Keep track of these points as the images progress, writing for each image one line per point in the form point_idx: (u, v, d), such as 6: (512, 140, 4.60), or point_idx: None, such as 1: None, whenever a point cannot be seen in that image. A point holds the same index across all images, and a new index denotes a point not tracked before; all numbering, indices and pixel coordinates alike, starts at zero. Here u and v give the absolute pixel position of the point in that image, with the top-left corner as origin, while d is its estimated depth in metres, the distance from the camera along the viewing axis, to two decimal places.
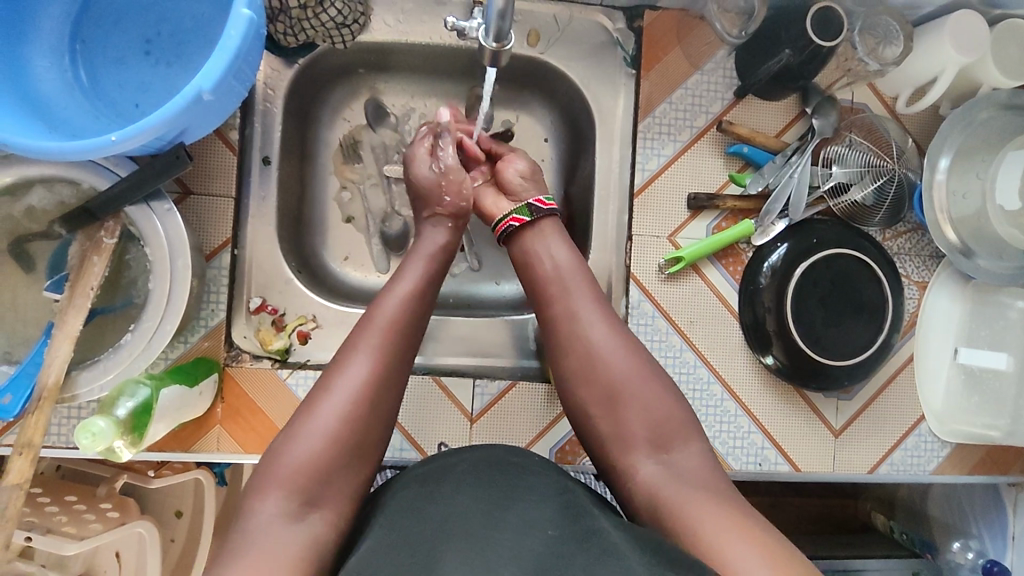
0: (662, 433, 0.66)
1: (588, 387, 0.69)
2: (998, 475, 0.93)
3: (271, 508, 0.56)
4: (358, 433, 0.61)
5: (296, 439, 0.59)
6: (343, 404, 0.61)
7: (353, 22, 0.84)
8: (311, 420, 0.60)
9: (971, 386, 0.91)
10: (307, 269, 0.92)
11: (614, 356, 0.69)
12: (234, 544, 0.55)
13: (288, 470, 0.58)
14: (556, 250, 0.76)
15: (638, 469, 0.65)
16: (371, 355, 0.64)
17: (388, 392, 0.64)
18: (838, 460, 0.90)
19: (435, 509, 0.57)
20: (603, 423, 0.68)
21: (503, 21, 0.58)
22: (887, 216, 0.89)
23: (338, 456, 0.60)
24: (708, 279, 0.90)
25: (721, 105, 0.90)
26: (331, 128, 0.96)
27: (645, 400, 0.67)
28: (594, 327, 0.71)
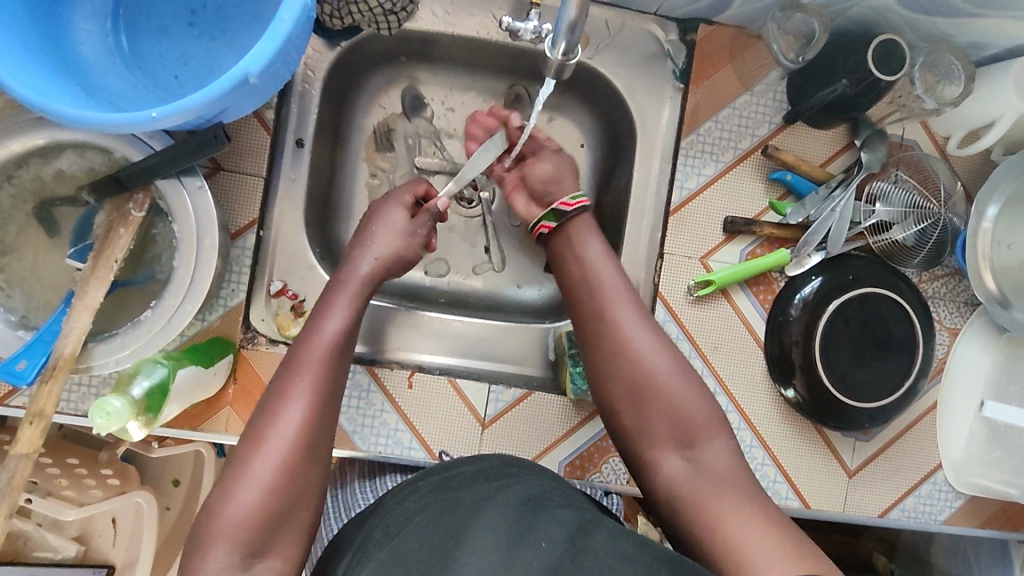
0: (688, 430, 0.64)
1: (618, 384, 0.67)
2: (1010, 531, 0.91)
3: (215, 562, 0.54)
4: (294, 484, 0.59)
5: (234, 489, 0.57)
6: (285, 440, 0.60)
7: (401, 10, 0.80)
8: (244, 477, 0.58)
9: (994, 440, 0.89)
10: (330, 255, 0.90)
11: (647, 359, 0.67)
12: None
13: (231, 522, 0.56)
14: (590, 249, 0.76)
15: (661, 466, 0.64)
16: (304, 401, 0.62)
17: (320, 426, 0.62)
18: (849, 500, 0.89)
19: (442, 509, 0.58)
20: (626, 420, 0.67)
21: (572, 34, 0.56)
22: (927, 258, 0.87)
23: (288, 504, 0.58)
24: (737, 305, 0.88)
25: (767, 128, 0.88)
26: (367, 113, 0.94)
27: (677, 400, 0.66)
28: (631, 326, 0.69)
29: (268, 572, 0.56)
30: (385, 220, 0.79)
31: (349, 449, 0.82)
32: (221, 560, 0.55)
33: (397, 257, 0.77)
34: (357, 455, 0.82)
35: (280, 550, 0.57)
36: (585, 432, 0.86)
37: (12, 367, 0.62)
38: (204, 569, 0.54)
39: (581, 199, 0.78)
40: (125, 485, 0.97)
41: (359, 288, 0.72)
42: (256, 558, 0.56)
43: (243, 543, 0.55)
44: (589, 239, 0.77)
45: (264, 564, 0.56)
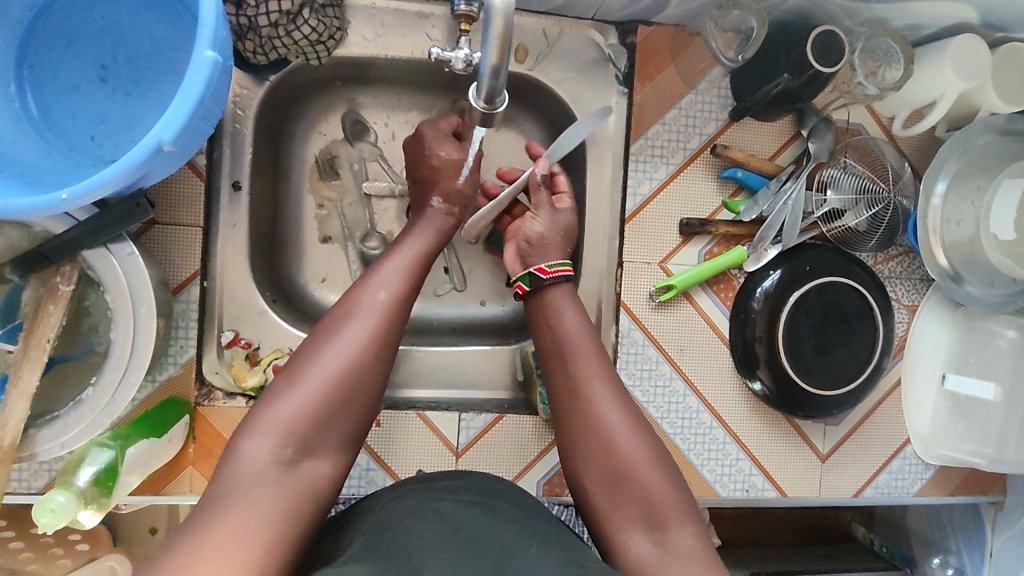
0: (658, 512, 0.61)
1: (590, 463, 0.65)
2: (978, 495, 0.94)
3: (260, 455, 0.54)
4: (356, 385, 0.60)
5: (296, 382, 0.58)
6: (355, 338, 0.61)
7: (329, 39, 0.78)
8: (310, 367, 0.59)
9: (957, 413, 0.89)
10: (282, 295, 0.87)
11: (620, 436, 0.65)
12: (251, 469, 0.54)
13: (285, 416, 0.57)
14: (568, 316, 0.73)
15: (629, 548, 0.60)
16: (374, 310, 0.64)
17: (390, 335, 0.64)
18: (824, 484, 0.90)
19: (407, 527, 0.55)
20: (596, 504, 0.64)
21: (495, 81, 0.55)
22: (880, 240, 0.88)
23: (349, 403, 0.60)
24: (699, 306, 0.88)
25: (715, 126, 0.87)
26: (307, 143, 0.91)
27: (647, 481, 0.62)
28: (606, 403, 0.67)
29: (311, 473, 0.56)
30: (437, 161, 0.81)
31: None
32: (272, 446, 0.55)
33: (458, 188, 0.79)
34: None
35: (326, 454, 0.58)
36: None
37: None
38: (251, 457, 0.54)
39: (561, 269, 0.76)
40: (95, 550, 0.93)
41: (440, 226, 0.76)
42: (303, 458, 0.56)
43: (294, 436, 0.56)
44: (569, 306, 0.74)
45: (309, 465, 0.57)
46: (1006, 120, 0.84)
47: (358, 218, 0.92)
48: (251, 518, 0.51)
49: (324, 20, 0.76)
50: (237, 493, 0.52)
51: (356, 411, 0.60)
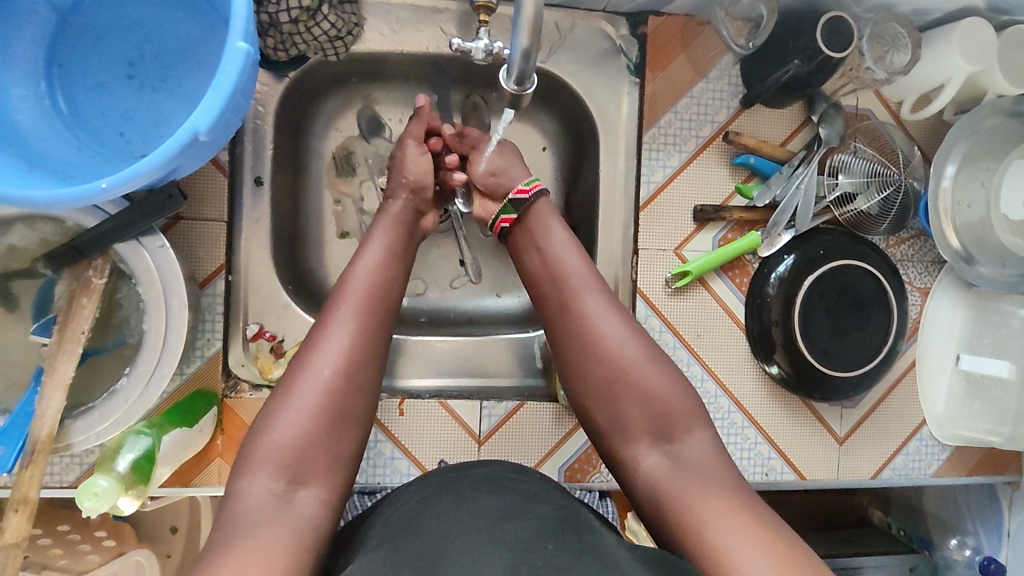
0: (665, 422, 0.65)
1: (591, 377, 0.68)
2: (994, 475, 0.95)
3: (259, 490, 0.55)
4: (339, 405, 0.60)
5: (279, 412, 0.58)
6: (328, 365, 0.61)
7: (347, 34, 0.80)
8: (290, 399, 0.59)
9: (972, 392, 0.90)
10: (303, 289, 0.89)
11: (619, 349, 0.67)
12: (257, 505, 0.54)
13: (273, 447, 0.57)
14: (556, 234, 0.75)
15: (641, 461, 0.64)
16: (351, 327, 0.63)
17: (365, 355, 0.63)
18: (842, 467, 0.91)
19: (428, 518, 0.57)
20: (599, 419, 0.68)
21: (526, 63, 0.55)
22: (892, 223, 0.89)
23: (335, 428, 0.60)
24: (715, 292, 0.89)
25: (726, 113, 0.88)
26: (324, 139, 0.93)
27: (651, 388, 0.66)
28: (602, 317, 0.69)
29: (311, 502, 0.56)
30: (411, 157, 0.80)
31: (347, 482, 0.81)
32: (262, 485, 0.55)
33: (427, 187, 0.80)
34: (355, 487, 0.82)
35: (320, 480, 0.58)
36: (581, 435, 0.86)
37: None
38: (249, 492, 0.55)
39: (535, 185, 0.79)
40: (122, 545, 0.94)
41: (400, 214, 0.76)
42: (298, 486, 0.56)
43: (287, 467, 0.56)
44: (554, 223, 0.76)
45: (304, 494, 0.56)
46: (1013, 102, 0.85)
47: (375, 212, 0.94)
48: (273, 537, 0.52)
49: (343, 16, 0.78)
50: (251, 525, 0.53)
51: (347, 434, 0.60)
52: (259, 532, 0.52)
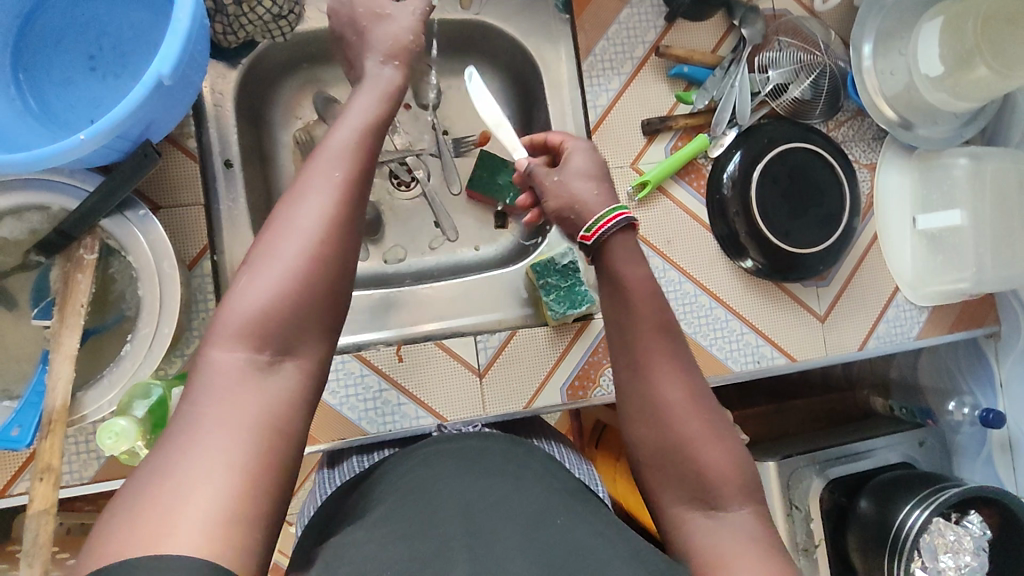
0: (714, 491, 0.57)
1: (641, 430, 0.61)
2: (974, 328, 1.00)
3: (234, 358, 0.48)
4: (322, 268, 0.51)
5: (252, 274, 0.50)
6: (304, 231, 0.52)
7: (289, 13, 0.86)
8: (266, 261, 0.51)
9: (934, 247, 0.94)
10: None
11: (678, 413, 0.59)
12: (224, 376, 0.47)
13: (245, 311, 0.49)
14: (634, 271, 0.64)
15: (680, 523, 0.58)
16: (328, 189, 0.53)
17: (346, 223, 0.53)
18: (828, 343, 0.95)
19: (438, 490, 0.54)
20: (646, 470, 0.61)
21: None
22: (826, 107, 0.95)
23: (315, 306, 0.51)
24: (676, 198, 0.93)
25: (655, 33, 0.94)
26: (286, 128, 0.98)
27: (708, 458, 0.57)
28: (664, 378, 0.61)
29: (294, 372, 0.50)
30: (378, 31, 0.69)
31: (359, 436, 0.84)
32: (230, 357, 0.48)
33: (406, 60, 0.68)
34: (369, 438, 0.84)
35: (305, 353, 0.51)
36: (576, 352, 0.89)
37: (7, 433, 0.63)
38: (220, 362, 0.48)
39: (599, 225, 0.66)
40: None
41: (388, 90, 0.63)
42: (280, 356, 0.49)
43: (262, 334, 0.49)
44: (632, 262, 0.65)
45: (289, 366, 0.50)
46: None
47: None
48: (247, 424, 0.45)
49: None
50: (226, 396, 0.46)
51: (329, 303, 0.52)
52: (233, 407, 0.45)
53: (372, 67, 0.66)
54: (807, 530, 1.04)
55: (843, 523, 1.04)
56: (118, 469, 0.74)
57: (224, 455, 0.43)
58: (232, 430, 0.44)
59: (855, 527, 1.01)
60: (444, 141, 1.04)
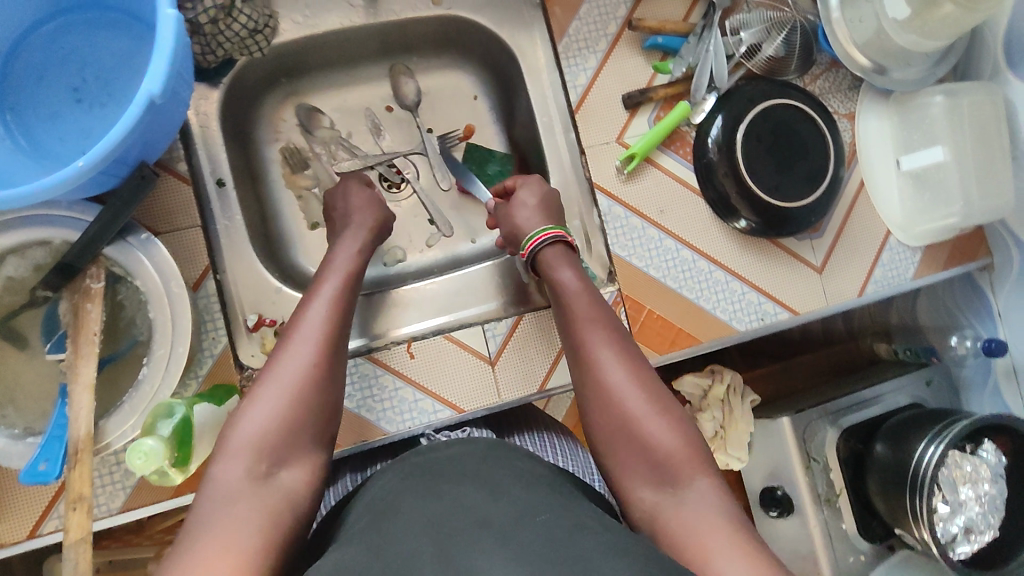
0: (669, 471, 0.62)
1: (598, 419, 0.68)
2: (968, 262, 1.02)
3: (235, 472, 0.56)
4: (312, 390, 0.63)
5: (257, 398, 0.61)
6: (301, 362, 0.64)
7: (264, 28, 0.88)
8: (268, 384, 0.62)
9: (920, 186, 0.96)
10: (290, 279, 0.94)
11: (627, 396, 0.67)
12: (226, 487, 0.55)
13: (250, 435, 0.59)
14: (569, 277, 0.78)
15: (638, 497, 0.63)
16: (328, 302, 0.70)
17: (340, 346, 0.68)
18: (828, 293, 0.97)
19: (405, 503, 0.56)
20: (604, 455, 0.67)
21: None
22: (800, 62, 0.97)
23: (306, 424, 0.62)
24: (664, 167, 0.95)
25: (625, 8, 0.95)
26: (271, 145, 1.01)
27: (660, 442, 0.64)
28: (610, 366, 0.69)
29: (290, 481, 0.58)
30: (357, 189, 0.90)
31: (382, 436, 0.85)
32: (236, 472, 0.56)
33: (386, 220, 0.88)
34: (392, 436, 0.85)
35: (299, 461, 0.60)
36: None
37: (36, 468, 0.64)
38: (223, 477, 0.56)
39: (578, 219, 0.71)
40: None
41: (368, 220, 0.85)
42: (277, 468, 0.58)
43: (264, 451, 0.58)
44: (574, 275, 0.78)
45: (286, 475, 0.59)
46: None
47: None
48: (240, 523, 0.52)
49: (256, 12, 0.86)
50: (228, 502, 0.54)
51: (315, 412, 0.62)
52: (232, 511, 0.53)
53: (360, 210, 0.87)
54: (827, 480, 1.06)
55: (861, 469, 1.06)
56: (149, 496, 0.75)
57: (226, 550, 0.50)
58: (235, 532, 0.52)
59: (874, 471, 1.03)
60: (429, 140, 1.05)
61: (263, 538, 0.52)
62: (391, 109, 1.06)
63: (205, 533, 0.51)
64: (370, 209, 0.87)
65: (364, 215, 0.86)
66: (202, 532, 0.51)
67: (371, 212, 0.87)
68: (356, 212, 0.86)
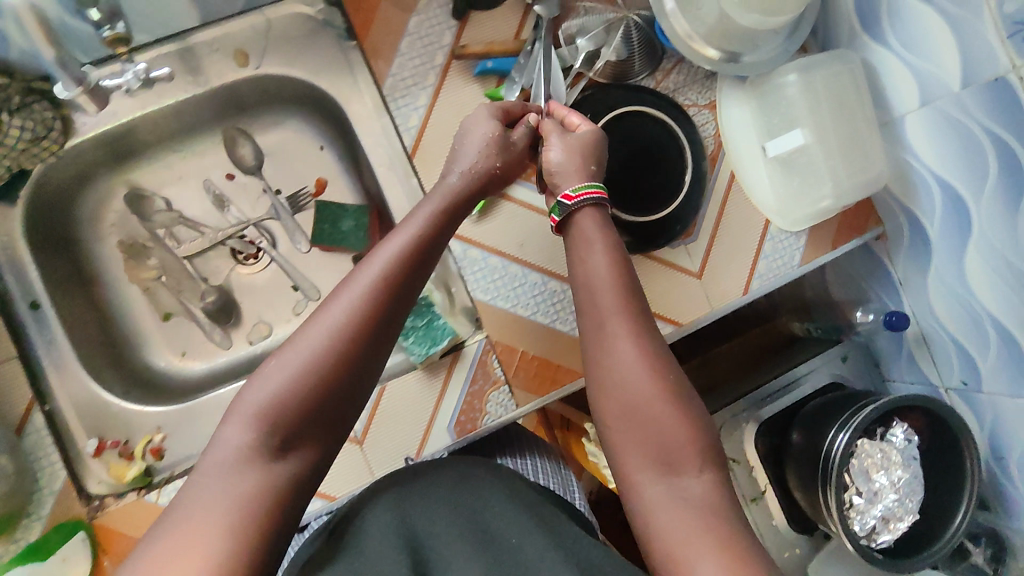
0: (674, 454, 0.58)
1: (606, 395, 0.63)
2: (859, 236, 0.96)
3: (240, 439, 0.51)
4: (338, 369, 0.55)
5: (281, 361, 0.55)
6: (336, 324, 0.56)
7: (51, 131, 0.82)
8: (295, 348, 0.55)
9: (789, 172, 0.89)
10: (138, 385, 0.89)
11: (635, 375, 0.62)
12: (225, 455, 0.51)
13: (260, 401, 0.53)
14: (595, 248, 0.69)
15: (637, 486, 0.59)
16: (381, 273, 0.61)
17: (388, 322, 0.59)
18: (712, 297, 0.91)
19: (387, 527, 0.58)
20: (614, 431, 0.62)
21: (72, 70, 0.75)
22: (645, 60, 0.89)
23: (326, 404, 0.55)
24: (516, 199, 0.88)
25: (450, 34, 0.87)
26: (104, 240, 0.94)
27: (667, 424, 0.60)
28: (620, 345, 0.64)
29: (299, 461, 0.53)
30: (472, 128, 0.77)
31: None
32: (241, 439, 0.51)
33: (490, 174, 0.76)
34: None
35: (312, 440, 0.54)
36: (454, 388, 0.85)
37: None
38: (224, 444, 0.52)
39: (585, 190, 0.72)
40: None
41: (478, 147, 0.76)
42: (287, 447, 0.53)
43: (276, 423, 0.52)
44: (603, 240, 0.70)
45: (294, 453, 0.53)
46: None
47: (186, 286, 0.96)
48: (220, 503, 0.48)
49: (37, 118, 0.80)
50: (222, 470, 0.50)
51: (336, 395, 0.56)
52: (222, 488, 0.49)
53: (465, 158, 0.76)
54: (750, 479, 1.03)
55: (781, 463, 1.03)
56: None
57: (213, 525, 0.47)
58: (210, 512, 0.47)
59: (794, 465, 0.99)
60: (278, 204, 0.97)
61: (231, 527, 0.47)
62: (231, 177, 0.98)
63: (196, 501, 0.48)
64: (482, 154, 0.76)
65: (470, 157, 0.76)
66: (194, 499, 0.48)
67: (478, 159, 0.75)
68: (461, 161, 0.76)
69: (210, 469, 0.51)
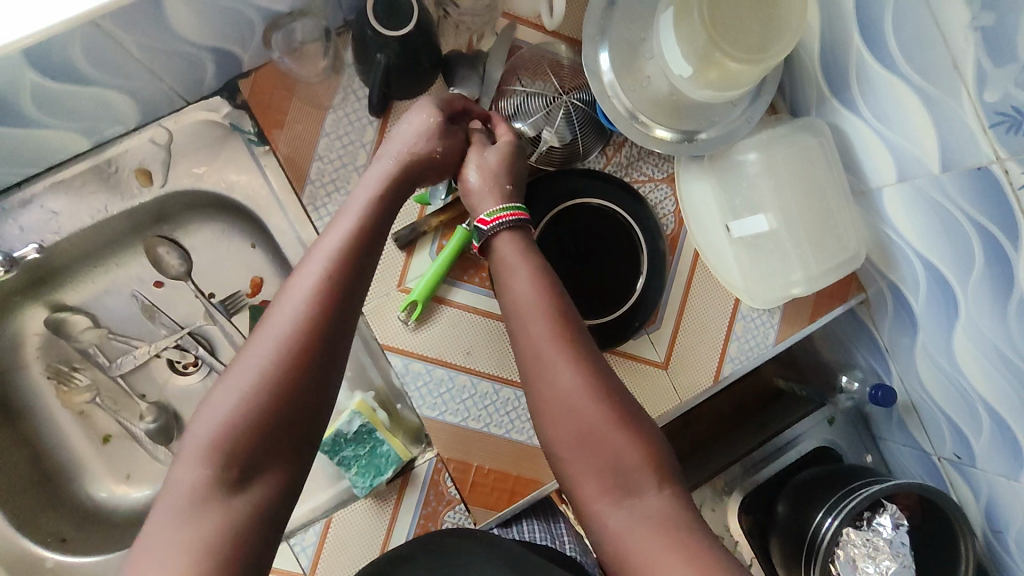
0: (628, 475, 0.55)
1: (549, 425, 0.59)
2: (837, 306, 0.89)
3: (194, 477, 0.50)
4: (283, 386, 0.53)
5: (225, 389, 0.53)
6: (279, 337, 0.54)
7: None
8: (238, 371, 0.53)
9: (755, 255, 0.81)
10: (77, 518, 0.87)
11: (578, 398, 0.58)
12: (179, 494, 0.49)
13: (208, 435, 0.51)
14: (515, 273, 0.65)
15: (598, 517, 0.55)
16: (322, 277, 0.58)
17: (337, 325, 0.57)
18: (680, 387, 0.84)
19: None
20: (564, 465, 0.58)
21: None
22: (592, 138, 0.82)
23: (276, 424, 0.53)
24: (458, 303, 0.82)
25: (373, 130, 0.79)
26: (29, 366, 0.88)
27: (619, 446, 0.56)
28: (557, 367, 0.60)
29: (261, 490, 0.51)
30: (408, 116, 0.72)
31: None
32: (192, 476, 0.50)
33: (428, 159, 0.70)
34: None
35: (271, 470, 0.52)
36: (406, 511, 0.81)
37: None
38: (178, 484, 0.50)
39: (500, 214, 0.68)
40: None
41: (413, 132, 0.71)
42: (245, 480, 0.51)
43: (231, 455, 0.51)
44: (524, 264, 0.65)
45: (254, 485, 0.51)
46: None
47: (120, 405, 0.90)
48: (177, 550, 0.46)
49: None
50: (177, 512, 0.49)
51: (288, 413, 0.53)
52: (177, 532, 0.47)
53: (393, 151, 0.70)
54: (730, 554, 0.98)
55: (767, 538, 0.97)
56: None
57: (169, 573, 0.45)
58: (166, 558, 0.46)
59: (778, 538, 0.93)
60: (212, 307, 0.89)
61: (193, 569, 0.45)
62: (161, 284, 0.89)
63: (156, 550, 0.47)
64: (417, 140, 0.70)
65: (407, 136, 0.71)
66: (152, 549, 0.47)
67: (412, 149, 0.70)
68: (393, 147, 0.70)
69: (166, 513, 0.49)
